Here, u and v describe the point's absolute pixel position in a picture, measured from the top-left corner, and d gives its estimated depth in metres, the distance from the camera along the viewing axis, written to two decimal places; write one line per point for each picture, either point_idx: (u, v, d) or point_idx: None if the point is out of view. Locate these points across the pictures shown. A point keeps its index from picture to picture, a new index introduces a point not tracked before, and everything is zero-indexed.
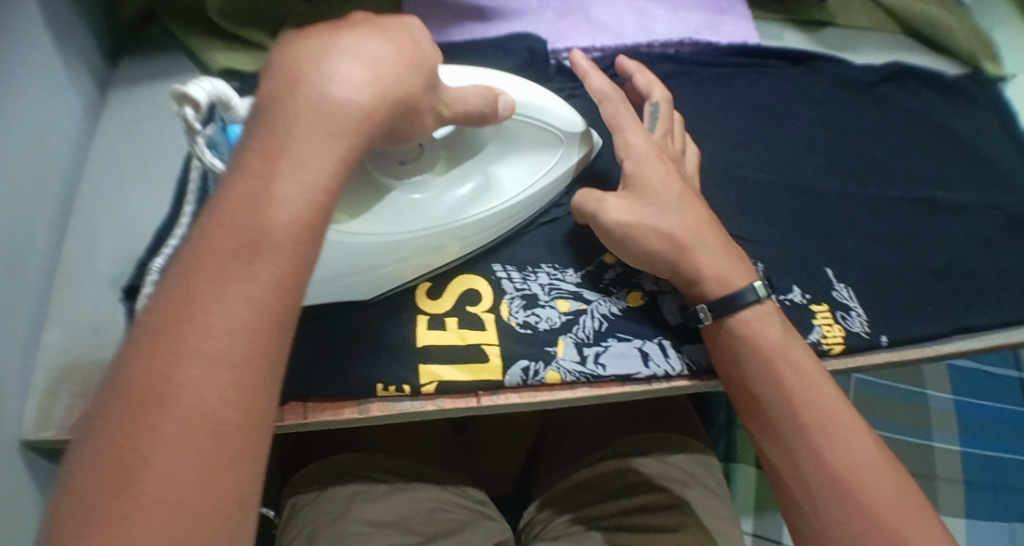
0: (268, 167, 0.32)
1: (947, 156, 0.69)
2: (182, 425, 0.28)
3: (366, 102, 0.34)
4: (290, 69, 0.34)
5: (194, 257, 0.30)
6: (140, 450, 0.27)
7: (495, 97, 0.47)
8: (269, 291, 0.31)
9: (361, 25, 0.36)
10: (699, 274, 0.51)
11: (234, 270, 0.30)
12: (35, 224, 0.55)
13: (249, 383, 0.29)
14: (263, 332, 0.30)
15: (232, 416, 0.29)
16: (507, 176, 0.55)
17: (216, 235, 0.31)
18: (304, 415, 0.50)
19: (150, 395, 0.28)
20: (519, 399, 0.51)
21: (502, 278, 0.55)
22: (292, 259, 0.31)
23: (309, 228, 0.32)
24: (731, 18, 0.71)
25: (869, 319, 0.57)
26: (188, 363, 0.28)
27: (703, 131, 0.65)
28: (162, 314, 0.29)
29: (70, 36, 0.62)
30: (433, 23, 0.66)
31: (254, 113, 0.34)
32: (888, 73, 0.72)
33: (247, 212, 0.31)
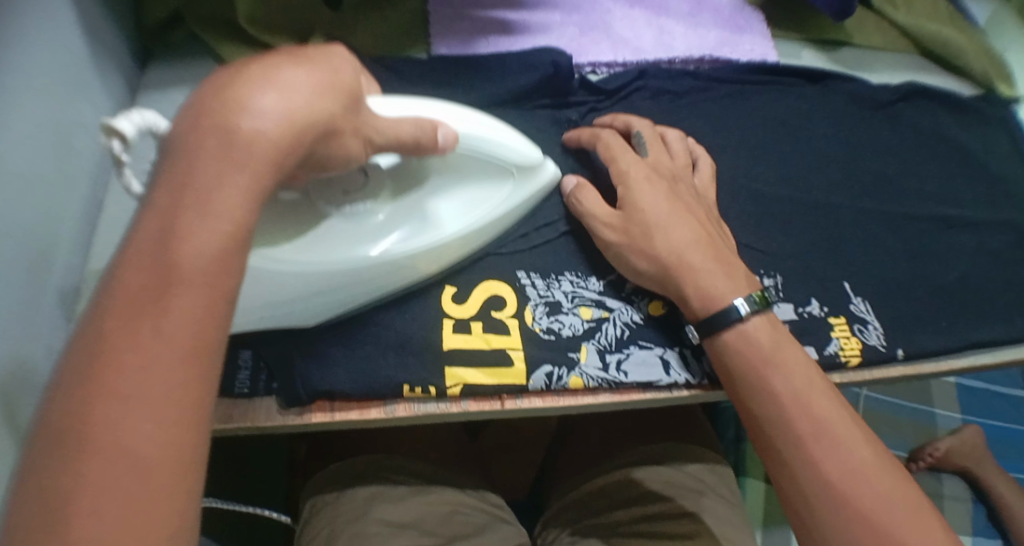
0: (177, 203, 0.31)
1: (961, 174, 0.71)
2: (107, 466, 0.28)
3: (275, 134, 0.34)
4: (197, 105, 0.34)
5: (109, 301, 0.30)
6: (64, 496, 0.27)
7: (432, 128, 0.46)
8: (189, 324, 0.30)
9: (279, 57, 0.37)
10: (685, 293, 0.52)
11: (148, 313, 0.29)
12: (64, 222, 0.56)
13: (177, 418, 0.29)
14: (184, 370, 0.30)
15: (161, 455, 0.29)
16: (454, 208, 0.53)
17: (131, 273, 0.30)
18: (331, 413, 0.51)
19: (71, 441, 0.28)
20: (543, 403, 0.52)
21: (526, 286, 0.56)
22: (207, 296, 0.31)
23: (227, 260, 0.32)
24: (750, 36, 0.73)
25: (885, 332, 0.58)
26: (105, 406, 0.28)
27: (720, 146, 0.66)
28: (81, 362, 0.29)
29: (100, 40, 0.63)
30: (459, 37, 0.68)
31: (164, 142, 0.34)
32: (903, 93, 0.73)
33: (156, 249, 0.30)
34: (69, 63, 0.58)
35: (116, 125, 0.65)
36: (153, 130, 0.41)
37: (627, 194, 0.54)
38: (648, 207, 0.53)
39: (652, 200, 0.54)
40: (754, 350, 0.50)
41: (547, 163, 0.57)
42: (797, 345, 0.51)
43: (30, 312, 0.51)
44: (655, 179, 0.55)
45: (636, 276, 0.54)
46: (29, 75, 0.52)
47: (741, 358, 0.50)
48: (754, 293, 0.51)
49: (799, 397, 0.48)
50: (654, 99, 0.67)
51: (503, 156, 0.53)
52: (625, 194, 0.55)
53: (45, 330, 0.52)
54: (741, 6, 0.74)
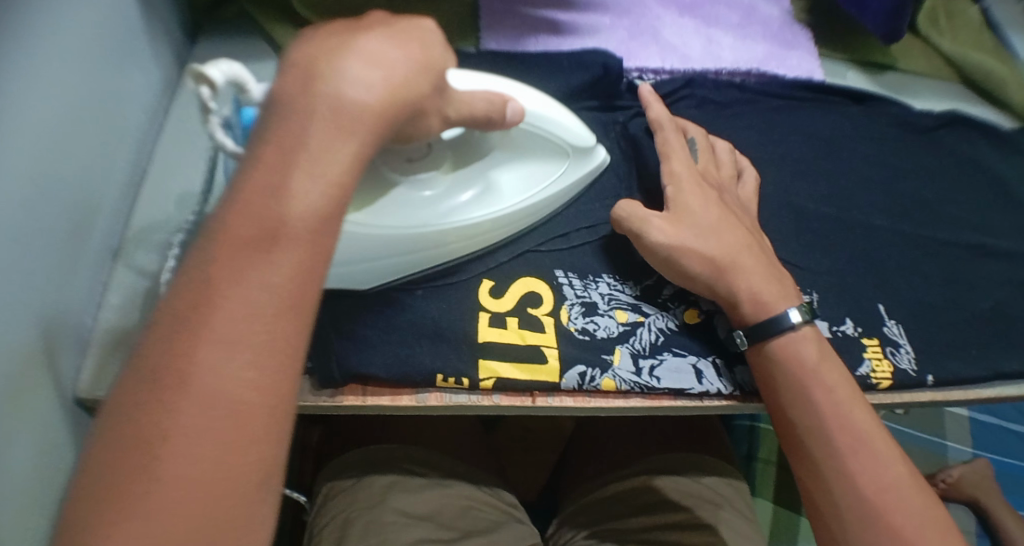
0: (284, 159, 0.32)
1: (998, 205, 0.70)
2: (204, 405, 0.29)
3: (376, 103, 0.34)
4: (318, 59, 0.34)
5: (212, 247, 0.31)
6: (162, 428, 0.28)
7: (502, 104, 0.47)
8: (286, 277, 0.31)
9: (379, 29, 0.36)
10: (736, 296, 0.51)
11: (255, 259, 0.30)
12: (108, 190, 0.56)
13: (271, 365, 0.30)
14: (281, 319, 0.30)
15: (255, 399, 0.30)
16: (512, 181, 0.56)
17: (236, 223, 0.31)
18: (363, 397, 0.51)
19: (174, 375, 0.29)
20: (573, 403, 0.52)
21: (563, 284, 0.56)
22: (310, 244, 0.31)
23: (328, 217, 0.32)
24: (798, 52, 0.73)
25: (917, 357, 0.58)
26: (208, 349, 0.29)
27: (763, 160, 0.66)
28: (181, 308, 0.30)
29: (155, 10, 0.63)
30: (508, 32, 0.68)
31: (267, 99, 0.34)
32: (946, 120, 0.73)
33: (264, 202, 0.31)
34: (123, 28, 0.58)
35: (160, 95, 0.65)
36: (243, 84, 0.43)
37: (677, 198, 0.54)
38: (698, 210, 0.53)
39: (701, 204, 0.54)
40: (798, 361, 0.49)
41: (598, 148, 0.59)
42: (833, 354, 0.51)
43: (67, 272, 0.51)
44: (705, 186, 0.55)
45: (682, 279, 0.53)
46: (87, 38, 0.52)
47: (783, 368, 0.49)
48: (800, 305, 0.51)
49: (840, 412, 0.48)
50: (699, 108, 0.67)
51: (559, 136, 0.54)
52: (677, 195, 0.54)
53: (79, 292, 0.52)
54: (790, 22, 0.74)
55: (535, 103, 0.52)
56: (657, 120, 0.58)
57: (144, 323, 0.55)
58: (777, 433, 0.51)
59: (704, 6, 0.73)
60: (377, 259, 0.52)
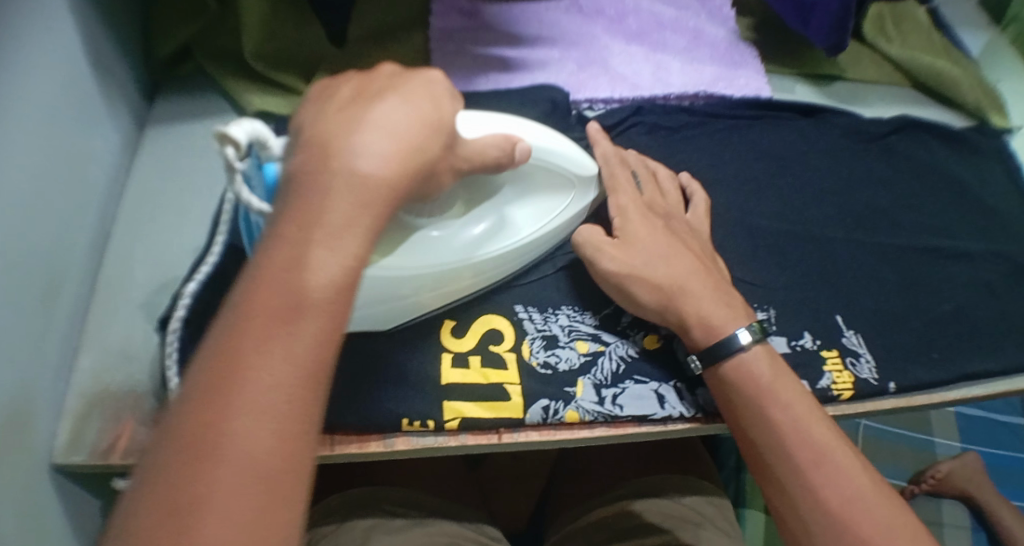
0: (304, 234, 0.33)
1: (953, 206, 0.71)
2: (234, 470, 0.30)
3: (391, 170, 0.36)
4: (330, 137, 0.36)
5: (236, 320, 0.32)
6: (191, 494, 0.29)
7: (511, 145, 0.48)
8: (309, 349, 0.32)
9: (388, 94, 0.38)
10: (686, 321, 0.52)
11: (280, 332, 0.32)
12: (70, 256, 0.57)
13: (294, 430, 0.31)
14: (304, 390, 0.32)
15: (280, 465, 0.31)
16: (525, 215, 0.57)
17: (259, 296, 0.32)
18: (331, 447, 0.51)
19: (201, 443, 0.30)
20: (539, 437, 0.53)
21: (524, 319, 0.57)
22: (332, 312, 0.33)
23: (346, 289, 0.34)
24: (745, 71, 0.75)
25: (877, 366, 0.59)
26: (235, 418, 0.30)
27: (716, 181, 0.67)
28: (213, 375, 0.31)
29: (112, 75, 0.64)
30: (459, 72, 0.69)
31: (288, 177, 0.36)
32: (896, 126, 0.74)
33: (284, 278, 0.32)
34: (82, 94, 0.59)
35: (123, 157, 0.66)
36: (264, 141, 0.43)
37: (626, 228, 0.56)
38: (645, 239, 0.55)
39: (648, 233, 0.55)
40: (751, 380, 0.50)
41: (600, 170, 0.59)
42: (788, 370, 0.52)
43: (35, 341, 0.51)
44: (651, 216, 0.57)
45: (640, 308, 0.54)
46: (44, 105, 0.53)
47: (738, 388, 0.51)
48: (751, 324, 0.52)
49: (797, 426, 0.49)
50: (650, 134, 0.69)
51: (564, 166, 0.55)
52: (625, 226, 0.56)
53: (46, 359, 0.53)
54: (737, 42, 0.76)
55: (541, 137, 0.53)
56: (605, 156, 0.60)
57: (114, 384, 0.56)
58: (744, 453, 0.52)
59: (652, 32, 0.74)
60: (398, 301, 0.52)
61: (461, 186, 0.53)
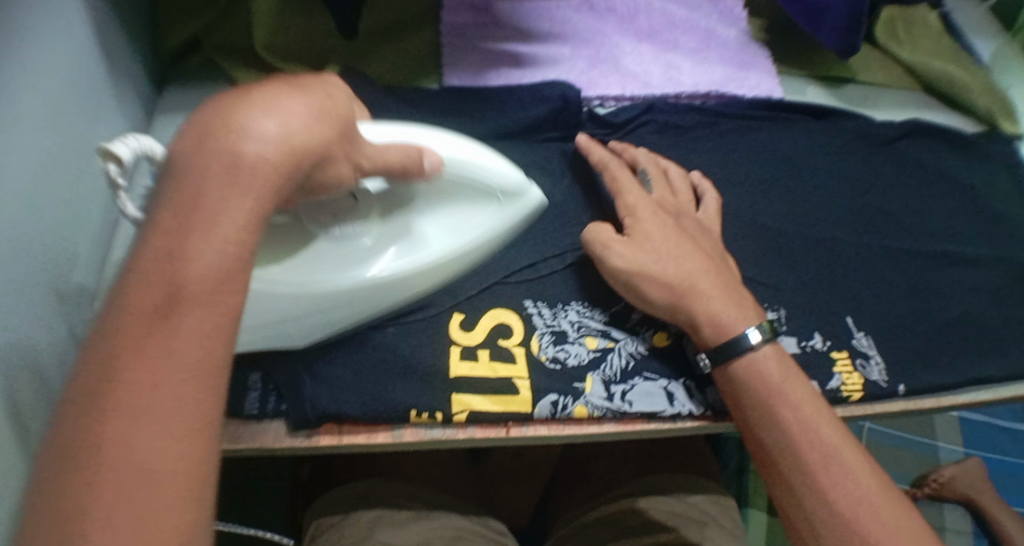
0: (186, 222, 0.31)
1: (962, 211, 0.71)
2: (121, 476, 0.27)
3: (276, 158, 0.34)
4: (213, 128, 0.33)
5: (114, 319, 0.30)
6: (80, 506, 0.26)
7: (419, 155, 0.48)
8: (197, 342, 0.30)
9: (283, 86, 0.37)
10: (695, 320, 0.52)
11: (161, 337, 0.29)
12: (78, 245, 0.57)
13: (188, 428, 0.29)
14: (192, 384, 0.29)
15: (173, 465, 0.28)
16: (438, 232, 0.54)
17: (133, 294, 0.30)
18: (339, 436, 0.52)
19: (86, 450, 0.27)
20: (547, 432, 0.53)
21: (533, 314, 0.57)
22: (223, 305, 0.31)
23: (234, 275, 0.32)
24: (755, 72, 0.75)
25: (886, 368, 0.59)
26: (117, 421, 0.28)
27: (726, 180, 0.67)
28: (94, 381, 0.28)
29: (120, 64, 0.64)
30: (471, 68, 0.70)
31: (165, 171, 0.34)
32: (907, 130, 0.74)
33: (165, 268, 0.30)
34: (90, 84, 0.59)
35: None
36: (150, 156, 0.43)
37: (636, 226, 0.56)
38: (656, 237, 0.55)
39: (659, 230, 0.55)
40: (761, 379, 0.50)
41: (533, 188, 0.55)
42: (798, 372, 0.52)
43: (44, 329, 0.51)
44: (661, 214, 0.57)
45: (648, 305, 0.54)
46: (54, 90, 0.53)
47: (747, 387, 0.51)
48: (760, 323, 0.52)
49: (806, 426, 0.49)
50: (661, 133, 0.69)
51: (488, 181, 0.53)
52: (634, 224, 0.56)
53: (56, 344, 0.53)
54: (747, 43, 0.76)
55: (447, 139, 0.51)
56: (601, 161, 0.61)
57: None
58: (751, 451, 0.52)
59: (663, 31, 0.74)
60: (317, 312, 0.51)
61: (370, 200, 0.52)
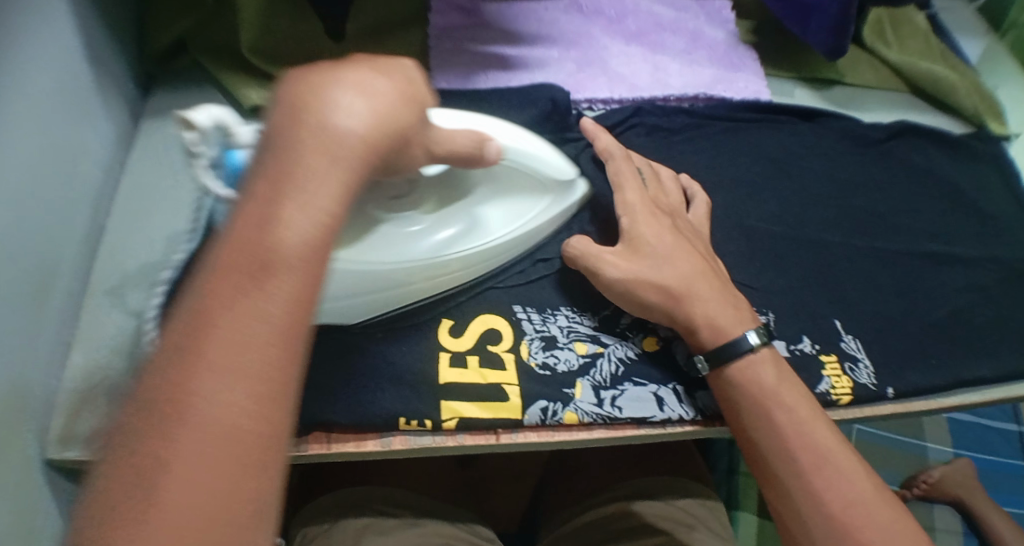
0: (279, 190, 0.31)
1: (951, 212, 0.72)
2: (201, 437, 0.27)
3: (368, 133, 0.33)
4: (308, 102, 0.33)
5: (207, 278, 0.30)
6: (162, 458, 0.27)
7: (484, 143, 0.48)
8: (283, 309, 0.30)
9: (362, 61, 0.36)
10: (693, 322, 0.52)
11: (250, 297, 0.29)
12: (64, 251, 0.56)
13: (269, 396, 0.29)
14: (275, 347, 0.29)
15: (254, 432, 0.28)
16: (496, 216, 0.57)
17: (228, 255, 0.30)
18: (328, 445, 0.51)
19: (170, 406, 0.28)
20: (538, 438, 0.52)
21: (522, 320, 0.56)
22: (310, 269, 0.31)
23: (322, 246, 0.31)
24: (744, 74, 0.75)
25: (875, 371, 0.59)
26: (201, 381, 0.28)
27: (716, 183, 0.67)
28: (183, 335, 0.29)
29: (106, 66, 0.63)
30: (458, 70, 0.69)
31: (263, 136, 0.33)
32: (894, 131, 0.74)
33: (257, 232, 0.30)
34: (76, 87, 0.58)
35: (117, 149, 0.65)
36: (228, 126, 0.43)
37: (634, 225, 0.55)
38: (651, 238, 0.55)
39: (654, 232, 0.55)
40: (755, 382, 0.50)
41: (579, 180, 0.60)
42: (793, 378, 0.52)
43: (28, 337, 0.50)
44: (658, 214, 0.56)
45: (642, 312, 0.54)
46: (36, 93, 0.52)
47: (740, 391, 0.50)
48: (754, 328, 0.52)
49: (802, 428, 0.49)
50: (649, 135, 0.69)
51: (541, 168, 0.56)
52: (631, 226, 0.55)
53: (41, 351, 0.52)
54: (736, 45, 0.76)
55: (513, 139, 0.54)
56: (606, 150, 0.60)
57: (106, 381, 0.55)
58: (744, 454, 0.52)
59: (651, 33, 0.74)
60: (378, 295, 0.53)
61: (438, 194, 0.54)
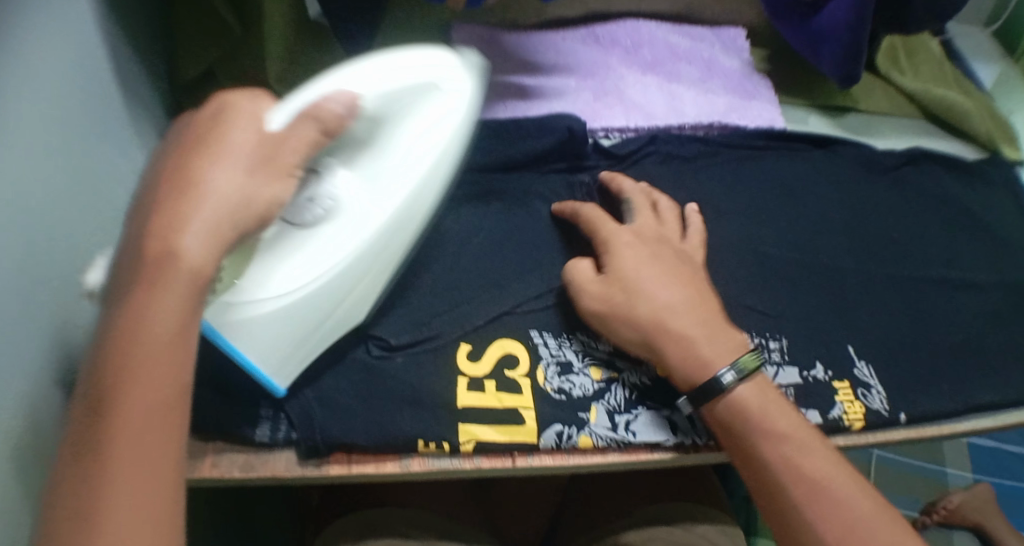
0: (170, 270, 0.36)
1: (965, 238, 0.72)
2: (117, 493, 0.33)
3: (232, 198, 0.39)
4: (156, 204, 0.38)
5: (112, 353, 0.35)
6: (88, 515, 0.33)
7: (351, 100, 0.46)
8: (168, 375, 0.36)
9: (224, 117, 0.42)
10: (666, 360, 0.53)
11: (108, 406, 0.34)
12: None
13: (167, 452, 0.35)
14: (167, 409, 0.35)
15: (158, 483, 0.35)
16: (398, 164, 0.54)
17: (135, 333, 0.35)
18: (348, 466, 0.53)
19: (91, 470, 0.34)
20: (553, 461, 0.54)
21: (538, 344, 0.58)
22: (170, 363, 0.36)
23: (185, 317, 0.37)
24: (759, 102, 0.76)
25: (888, 397, 0.60)
26: (114, 445, 0.34)
27: (730, 210, 0.68)
28: (96, 405, 0.35)
29: (141, 95, 0.65)
30: (478, 100, 0.71)
31: (139, 211, 0.38)
32: (911, 157, 0.75)
33: (159, 314, 0.36)
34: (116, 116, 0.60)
35: None
36: None
37: (613, 260, 0.57)
38: (631, 272, 0.55)
39: (634, 265, 0.56)
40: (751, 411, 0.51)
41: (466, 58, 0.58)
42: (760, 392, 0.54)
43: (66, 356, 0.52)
44: (639, 247, 0.57)
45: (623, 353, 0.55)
46: (79, 124, 0.54)
47: (739, 419, 0.51)
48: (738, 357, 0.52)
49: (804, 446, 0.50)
50: (664, 163, 0.70)
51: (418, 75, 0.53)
52: (611, 261, 0.57)
53: None
54: (750, 73, 0.78)
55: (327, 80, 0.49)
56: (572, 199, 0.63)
57: None
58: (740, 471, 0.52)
59: (666, 62, 0.76)
60: (304, 315, 0.50)
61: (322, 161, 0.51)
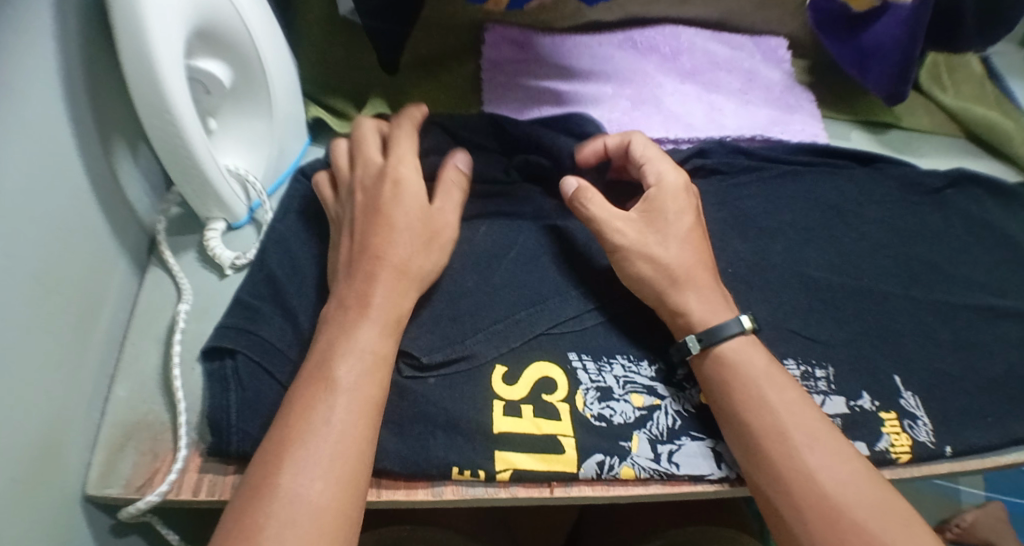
0: (382, 312, 0.49)
1: (1009, 261, 0.70)
2: (302, 495, 0.42)
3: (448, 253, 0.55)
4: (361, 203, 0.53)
5: (321, 372, 0.47)
6: (274, 512, 0.41)
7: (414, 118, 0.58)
8: (361, 397, 0.46)
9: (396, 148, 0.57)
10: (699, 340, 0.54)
11: (322, 402, 0.45)
12: (109, 279, 0.53)
13: (350, 464, 0.44)
14: (356, 425, 0.45)
15: (340, 491, 0.43)
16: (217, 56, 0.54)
17: (341, 359, 0.47)
18: (378, 493, 0.50)
19: (282, 469, 0.43)
20: (593, 492, 0.51)
21: (577, 368, 0.55)
22: (375, 376, 0.47)
23: (384, 352, 0.48)
24: (801, 116, 0.74)
25: (934, 429, 0.58)
26: (307, 450, 0.43)
27: (771, 229, 0.66)
28: (296, 414, 0.45)
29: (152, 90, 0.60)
30: (512, 106, 0.68)
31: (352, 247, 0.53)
32: (952, 179, 0.73)
33: (371, 349, 0.48)
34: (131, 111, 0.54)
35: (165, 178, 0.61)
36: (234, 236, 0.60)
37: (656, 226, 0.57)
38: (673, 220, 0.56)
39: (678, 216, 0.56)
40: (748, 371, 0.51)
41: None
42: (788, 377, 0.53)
43: (70, 378, 0.48)
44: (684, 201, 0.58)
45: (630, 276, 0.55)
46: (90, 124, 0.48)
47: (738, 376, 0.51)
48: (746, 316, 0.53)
49: (814, 440, 0.48)
50: (707, 178, 0.68)
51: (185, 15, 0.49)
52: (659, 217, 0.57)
53: (83, 386, 0.50)
54: (793, 85, 0.76)
55: (172, 80, 0.47)
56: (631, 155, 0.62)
57: (150, 417, 0.52)
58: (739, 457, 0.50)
59: (706, 71, 0.74)
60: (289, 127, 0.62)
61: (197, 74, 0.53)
